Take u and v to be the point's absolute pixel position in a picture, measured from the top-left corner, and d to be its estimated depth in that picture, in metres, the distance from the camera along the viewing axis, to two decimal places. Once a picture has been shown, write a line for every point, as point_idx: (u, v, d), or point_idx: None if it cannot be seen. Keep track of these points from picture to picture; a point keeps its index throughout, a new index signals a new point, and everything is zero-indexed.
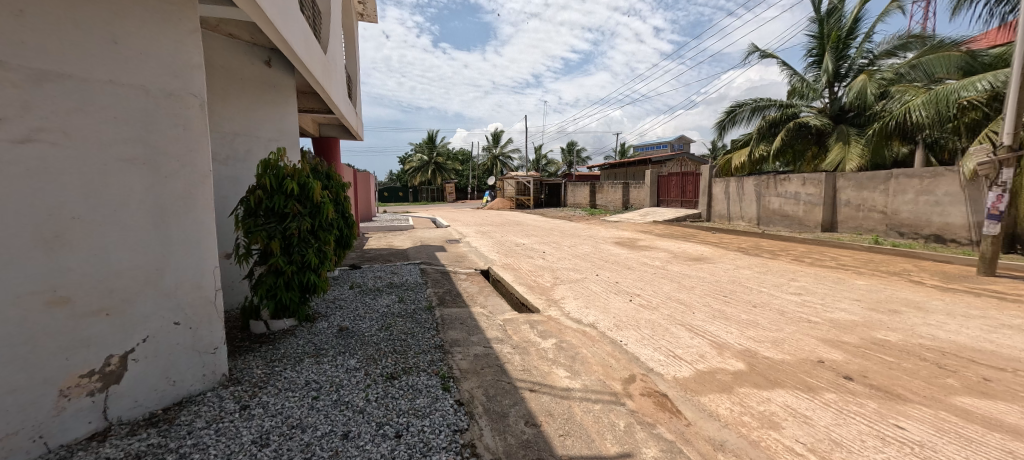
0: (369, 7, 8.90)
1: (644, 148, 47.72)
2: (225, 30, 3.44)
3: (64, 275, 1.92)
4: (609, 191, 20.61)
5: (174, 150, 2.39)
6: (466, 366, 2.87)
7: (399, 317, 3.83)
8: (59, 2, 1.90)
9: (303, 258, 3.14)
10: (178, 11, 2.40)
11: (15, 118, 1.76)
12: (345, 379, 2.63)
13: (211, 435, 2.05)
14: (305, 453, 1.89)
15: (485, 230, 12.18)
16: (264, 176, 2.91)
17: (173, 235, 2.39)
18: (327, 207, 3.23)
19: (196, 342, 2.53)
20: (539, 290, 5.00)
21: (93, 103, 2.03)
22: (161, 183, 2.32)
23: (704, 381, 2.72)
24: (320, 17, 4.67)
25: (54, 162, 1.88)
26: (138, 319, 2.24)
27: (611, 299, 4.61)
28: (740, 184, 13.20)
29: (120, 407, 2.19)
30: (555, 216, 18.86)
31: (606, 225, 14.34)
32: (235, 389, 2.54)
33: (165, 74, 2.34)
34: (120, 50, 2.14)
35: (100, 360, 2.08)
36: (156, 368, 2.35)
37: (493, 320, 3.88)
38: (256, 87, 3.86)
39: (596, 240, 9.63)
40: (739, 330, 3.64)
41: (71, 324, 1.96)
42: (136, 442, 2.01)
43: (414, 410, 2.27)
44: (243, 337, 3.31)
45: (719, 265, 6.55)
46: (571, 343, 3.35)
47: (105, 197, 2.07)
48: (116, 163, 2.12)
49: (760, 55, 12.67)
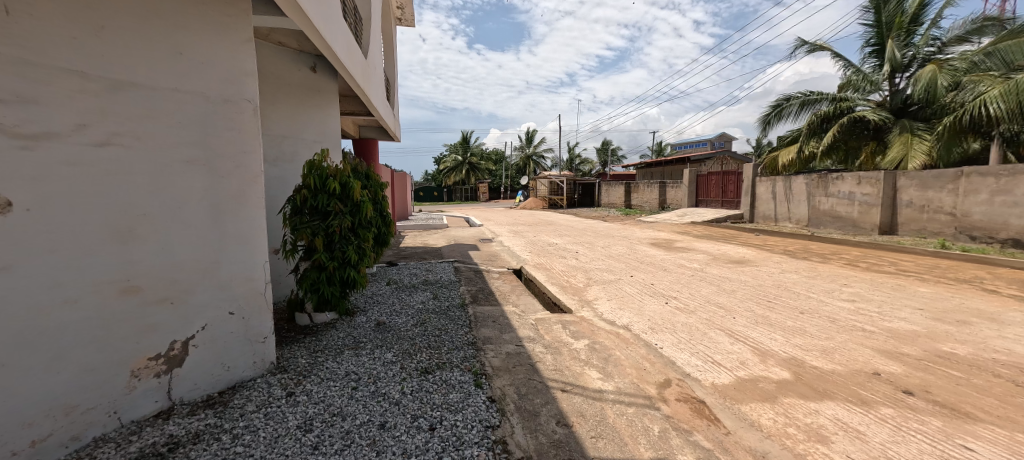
0: (407, 12, 9.17)
1: (683, 146, 46.05)
2: (274, 39, 3.64)
3: (135, 266, 2.12)
4: (644, 191, 20.11)
5: (229, 152, 2.56)
6: (498, 363, 2.90)
7: (433, 313, 3.93)
8: (131, 17, 2.10)
9: (343, 254, 3.27)
10: (234, 22, 2.56)
11: (95, 124, 1.96)
12: (382, 371, 2.74)
13: (261, 418, 2.20)
14: (345, 440, 1.98)
15: (517, 230, 12.23)
16: (309, 176, 3.09)
17: (229, 231, 2.57)
18: (366, 205, 3.34)
19: (248, 331, 2.71)
20: (572, 291, 4.95)
21: (160, 109, 2.22)
22: (218, 182, 2.51)
23: (744, 389, 2.60)
24: (361, 24, 4.84)
25: (126, 164, 2.08)
26: (197, 308, 2.43)
27: (645, 301, 4.49)
28: (787, 184, 12.46)
29: (182, 389, 2.39)
30: (588, 216, 18.62)
31: (641, 226, 14.00)
32: (282, 377, 2.69)
33: (221, 81, 2.51)
34: (183, 61, 2.32)
35: (164, 345, 2.27)
36: (213, 354, 2.54)
37: (525, 319, 3.88)
38: (303, 92, 4.07)
39: (630, 241, 9.40)
40: (784, 337, 3.44)
41: (140, 312, 2.16)
42: (195, 421, 2.19)
43: (447, 404, 2.32)
44: (289, 328, 3.50)
45: (763, 268, 6.22)
46: (604, 345, 3.29)
47: (169, 195, 2.26)
48: (179, 164, 2.30)
49: (810, 47, 11.87)
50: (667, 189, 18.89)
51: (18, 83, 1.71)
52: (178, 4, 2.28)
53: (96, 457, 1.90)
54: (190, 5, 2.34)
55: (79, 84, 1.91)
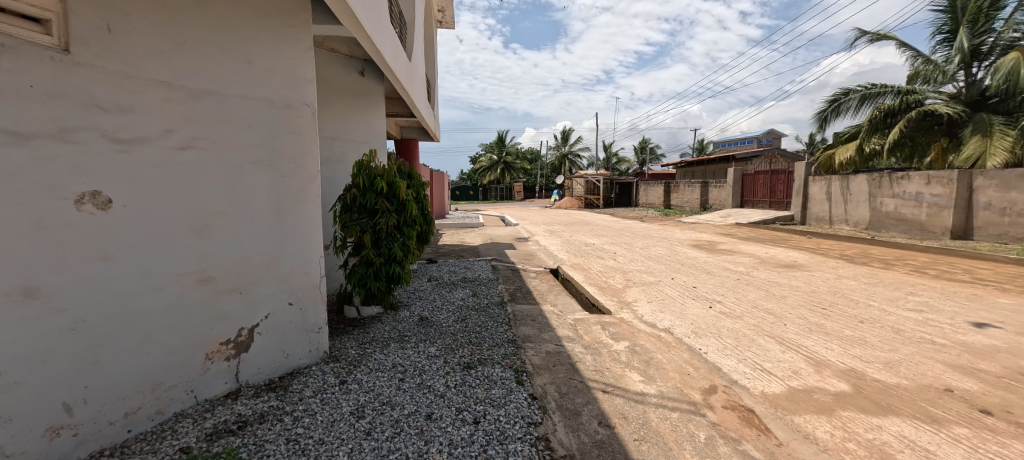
0: (448, 14, 9.34)
1: (726, 144, 44.04)
2: (327, 46, 3.85)
3: (210, 259, 2.32)
4: (684, 190, 19.45)
5: (291, 153, 2.74)
6: (539, 361, 2.93)
7: (473, 310, 4.01)
8: (208, 31, 2.29)
9: (389, 251, 3.41)
10: (295, 32, 2.73)
11: (178, 129, 2.17)
12: (427, 364, 2.84)
13: (318, 403, 2.35)
14: (395, 429, 2.08)
15: (554, 230, 12.19)
16: (358, 176, 3.25)
17: (290, 227, 2.76)
18: (411, 204, 3.45)
19: (304, 322, 2.89)
20: (611, 292, 4.89)
21: (232, 115, 2.41)
22: (280, 181, 2.69)
23: (797, 399, 2.48)
24: (405, 28, 4.99)
25: (203, 165, 2.28)
26: (261, 298, 2.62)
27: (687, 304, 4.36)
28: (843, 184, 11.64)
29: (247, 373, 2.58)
30: (625, 216, 18.27)
31: (681, 226, 13.56)
32: (335, 366, 2.85)
33: (285, 87, 2.68)
34: (251, 69, 2.51)
35: (233, 332, 2.48)
36: (275, 342, 2.73)
37: (563, 319, 3.88)
38: (350, 95, 4.25)
39: (671, 242, 9.13)
40: (842, 347, 3.24)
41: (214, 301, 2.36)
42: (260, 402, 2.37)
43: (490, 399, 2.38)
44: (339, 320, 3.70)
45: (816, 273, 5.86)
46: (645, 347, 3.24)
47: (239, 194, 2.46)
48: (247, 166, 2.50)
49: (871, 37, 11.03)
50: (709, 189, 18.17)
51: (116, 94, 1.93)
52: (247, 16, 2.47)
53: (177, 430, 2.10)
54: (259, 18, 2.53)
55: (165, 94, 2.12)
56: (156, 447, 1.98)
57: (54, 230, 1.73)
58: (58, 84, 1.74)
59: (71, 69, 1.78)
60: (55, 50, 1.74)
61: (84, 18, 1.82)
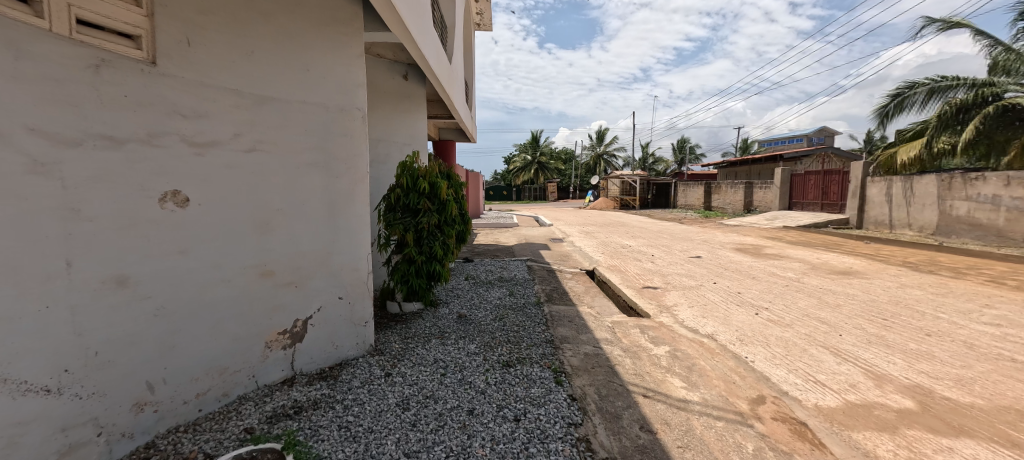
0: (486, 17, 9.44)
1: (772, 144, 41.82)
2: (373, 51, 4.01)
3: (270, 254, 2.50)
4: (726, 191, 18.65)
5: (343, 155, 2.88)
6: (577, 363, 2.92)
7: (511, 309, 4.06)
8: (272, 41, 2.45)
9: (430, 249, 3.51)
10: (347, 40, 2.88)
11: (245, 133, 2.35)
12: (467, 361, 2.90)
13: (366, 393, 2.46)
14: (439, 422, 2.15)
15: (589, 230, 12.03)
16: (402, 176, 3.37)
17: (341, 225, 2.91)
18: (451, 204, 3.54)
19: (353, 315, 3.03)
20: (649, 295, 4.79)
21: (292, 119, 2.58)
22: (333, 181, 2.84)
23: (856, 414, 2.33)
24: (447, 32, 5.10)
25: (266, 167, 2.45)
26: (314, 292, 2.77)
27: (731, 311, 4.19)
28: (908, 186, 10.77)
29: (301, 361, 2.75)
30: (662, 218, 17.79)
31: (723, 229, 13.02)
32: (380, 358, 2.98)
33: (338, 93, 2.83)
34: (309, 76, 2.67)
35: (289, 322, 2.64)
36: (326, 334, 2.88)
37: (601, 321, 3.84)
38: (394, 98, 4.39)
39: (712, 245, 8.79)
40: (906, 361, 3.01)
41: (273, 293, 2.53)
42: (313, 390, 2.51)
43: (530, 398, 2.40)
44: (382, 314, 3.85)
45: (875, 281, 5.46)
46: (686, 353, 3.15)
47: (296, 193, 2.62)
48: (304, 167, 2.65)
49: (941, 25, 10.13)
50: (753, 190, 17.32)
51: (194, 102, 2.12)
52: (305, 27, 2.63)
53: (241, 412, 2.28)
54: (316, 28, 2.69)
55: (235, 101, 2.29)
56: (224, 426, 2.16)
57: (141, 225, 1.92)
58: (147, 94, 1.94)
59: (156, 79, 1.97)
60: (143, 62, 1.92)
61: (168, 34, 2.01)
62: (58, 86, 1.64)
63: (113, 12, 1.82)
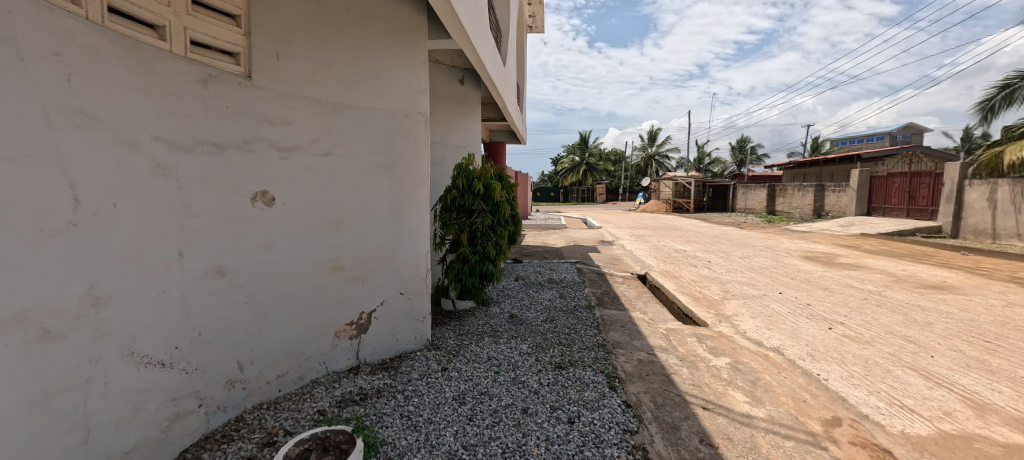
0: (538, 19, 9.48)
1: (846, 142, 38.07)
2: (433, 58, 4.20)
3: (341, 250, 2.69)
4: (792, 194, 17.29)
5: (407, 158, 3.04)
6: (631, 369, 2.87)
7: (561, 311, 4.06)
8: (346, 52, 2.65)
9: (484, 249, 3.60)
10: (412, 49, 3.03)
11: (323, 138, 2.55)
12: (520, 360, 2.95)
13: (425, 385, 2.59)
14: (494, 418, 2.22)
15: (640, 234, 11.69)
16: (458, 178, 3.48)
17: (403, 224, 3.06)
18: (505, 205, 3.60)
19: (412, 310, 3.19)
20: (706, 303, 4.58)
21: (363, 124, 2.76)
22: (397, 183, 3.00)
23: (952, 446, 2.09)
24: (501, 35, 5.19)
25: (339, 169, 2.65)
26: (378, 287, 2.95)
27: (800, 324, 3.90)
28: (1017, 190, 9.38)
29: (366, 351, 2.93)
30: (719, 222, 16.87)
31: (789, 235, 12.09)
32: (436, 353, 3.10)
33: (403, 99, 2.99)
34: (378, 83, 2.84)
35: (356, 314, 2.83)
36: (388, 327, 3.05)
37: (655, 328, 3.74)
38: (451, 102, 4.55)
39: (777, 253, 8.19)
40: (1015, 391, 2.64)
41: (343, 286, 2.73)
42: (376, 379, 2.68)
43: (584, 401, 2.40)
44: (437, 311, 4.01)
45: (977, 299, 4.81)
46: (750, 366, 2.98)
47: (364, 194, 2.81)
48: (371, 169, 2.83)
49: None
50: (824, 193, 15.92)
51: (281, 111, 2.34)
52: (375, 38, 2.81)
53: (314, 395, 2.48)
54: (385, 38, 2.87)
55: (315, 108, 2.50)
56: (300, 406, 2.36)
57: (236, 222, 2.16)
58: (244, 104, 2.17)
59: (251, 91, 2.19)
60: (241, 76, 2.15)
61: (261, 50, 2.24)
62: (176, 99, 1.89)
63: (218, 32, 2.05)
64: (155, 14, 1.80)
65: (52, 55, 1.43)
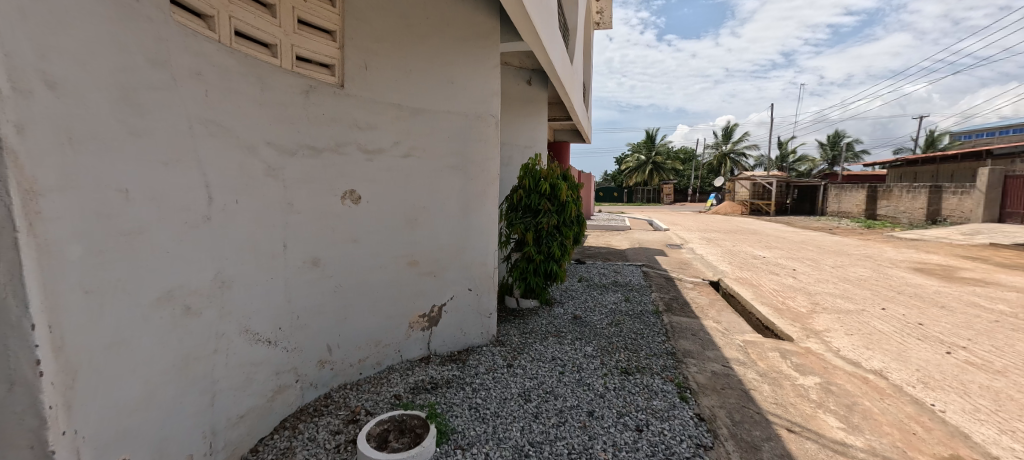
0: (606, 15, 9.27)
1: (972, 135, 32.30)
2: (502, 60, 4.30)
3: (416, 246, 2.87)
4: (898, 196, 15.10)
5: (479, 159, 3.15)
6: (704, 381, 2.71)
7: (627, 315, 3.94)
8: (425, 59, 2.80)
9: (549, 249, 3.61)
10: (485, 53, 3.13)
11: (403, 141, 2.73)
12: (584, 362, 2.92)
13: (491, 380, 2.67)
14: (560, 418, 2.23)
15: (712, 237, 10.96)
16: (525, 178, 3.53)
17: (473, 223, 3.18)
18: (571, 205, 3.58)
19: (480, 306, 3.30)
20: (791, 315, 4.18)
21: (438, 127, 2.91)
22: (468, 183, 3.12)
23: None
24: (569, 33, 5.15)
25: (417, 169, 2.82)
26: (449, 282, 3.10)
27: (908, 345, 3.41)
28: None
29: (436, 343, 3.09)
30: (805, 226, 15.24)
31: (894, 242, 10.57)
32: (502, 349, 3.18)
33: (476, 102, 3.10)
34: (453, 87, 2.97)
35: (428, 307, 3.00)
36: (456, 321, 3.19)
37: (731, 338, 3.50)
38: (518, 103, 4.61)
39: (879, 263, 7.20)
40: None
41: (417, 280, 2.91)
42: (446, 370, 2.81)
43: (652, 410, 2.33)
44: (501, 308, 4.11)
45: None
46: (845, 389, 2.67)
47: (438, 193, 2.96)
48: (445, 170, 2.98)
49: None
50: (939, 195, 13.69)
51: (368, 116, 2.55)
52: (452, 43, 2.94)
53: (391, 380, 2.67)
54: (460, 44, 2.99)
55: (396, 113, 2.68)
56: (379, 389, 2.56)
57: (330, 218, 2.40)
58: (338, 112, 2.40)
59: (343, 99, 2.41)
60: (334, 86, 2.37)
61: (352, 61, 2.44)
62: (285, 109, 2.13)
63: (318, 48, 2.27)
64: (268, 34, 2.04)
65: (195, 75, 1.68)
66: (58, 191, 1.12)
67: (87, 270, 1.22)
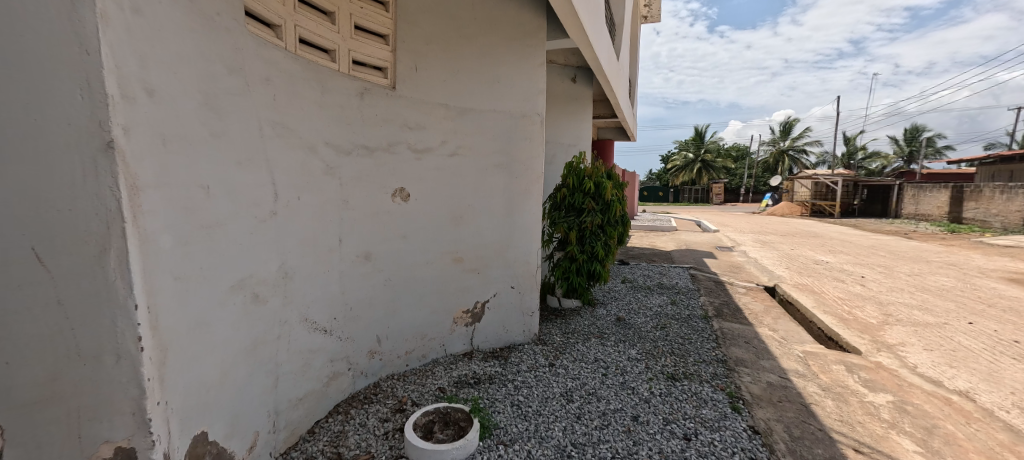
0: (655, 7, 8.96)
1: None
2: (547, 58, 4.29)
3: (461, 243, 2.93)
4: (989, 198, 13.40)
5: (523, 158, 3.16)
6: (758, 392, 2.56)
7: (674, 319, 3.80)
8: (472, 59, 2.85)
9: (592, 248, 3.56)
10: (531, 51, 3.13)
11: (450, 140, 2.80)
12: (628, 366, 2.85)
13: (533, 378, 2.67)
14: (603, 421, 2.19)
15: (766, 240, 10.30)
16: (569, 176, 3.50)
17: (516, 221, 3.19)
18: (616, 205, 3.51)
19: (522, 304, 3.31)
20: (859, 326, 3.84)
21: (484, 126, 2.96)
22: (513, 181, 3.14)
23: None
24: (616, 28, 5.03)
25: (463, 168, 2.88)
26: (492, 279, 3.13)
27: (1002, 365, 3.02)
28: None
29: (478, 339, 3.14)
30: (875, 230, 13.90)
31: (984, 250, 9.38)
32: (543, 348, 3.18)
33: (521, 100, 3.11)
34: (498, 86, 3.00)
35: (472, 303, 3.05)
36: (498, 318, 3.22)
37: (788, 348, 3.27)
38: (563, 101, 4.58)
39: (966, 272, 6.42)
40: None
41: (462, 276, 2.97)
42: (488, 366, 2.85)
43: (701, 419, 2.22)
44: (543, 307, 4.10)
45: None
46: (924, 410, 2.41)
47: (483, 192, 3.00)
48: (490, 168, 3.01)
49: None
50: None
51: (418, 117, 2.63)
52: (498, 42, 2.97)
53: (435, 373, 2.75)
54: (507, 43, 3.01)
55: (444, 113, 2.75)
56: (424, 382, 2.64)
57: (381, 214, 2.50)
58: (390, 113, 2.50)
59: (395, 101, 2.51)
60: (387, 88, 2.47)
61: (404, 64, 2.53)
62: (342, 111, 2.25)
63: (373, 51, 2.38)
64: (328, 40, 2.16)
65: (265, 81, 1.82)
66: (155, 186, 1.25)
67: (176, 258, 1.36)
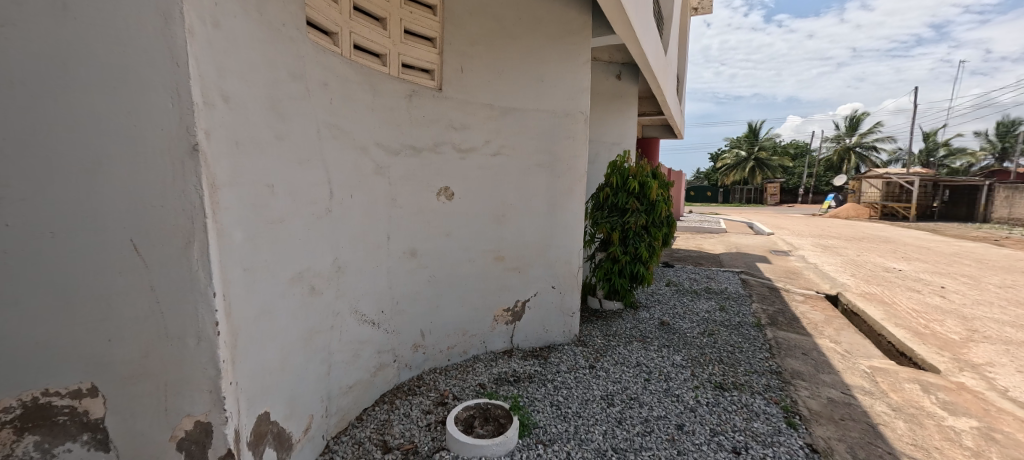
0: None
1: None
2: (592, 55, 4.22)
3: (502, 242, 2.96)
4: None
5: (566, 157, 3.13)
6: (818, 408, 2.38)
7: (722, 326, 3.62)
8: (516, 59, 2.86)
9: (635, 250, 3.47)
10: (576, 49, 3.09)
11: (493, 139, 2.83)
12: (672, 372, 2.75)
13: (573, 379, 2.65)
14: (646, 428, 2.13)
15: (827, 244, 9.53)
16: (612, 176, 3.43)
17: (558, 220, 3.17)
18: (661, 205, 3.39)
19: (563, 305, 3.29)
20: (937, 342, 3.46)
21: (527, 125, 2.96)
22: (555, 181, 3.12)
23: None
24: (664, 23, 4.85)
25: (505, 167, 2.90)
26: (533, 278, 3.14)
27: None
28: None
29: (518, 337, 3.16)
30: (958, 235, 12.45)
31: None
32: (583, 350, 3.14)
33: (565, 99, 3.08)
34: (542, 85, 2.99)
35: (513, 302, 3.08)
36: (538, 317, 3.22)
37: (852, 362, 3.02)
38: (607, 98, 4.49)
39: None
40: None
41: (503, 274, 2.99)
42: (527, 365, 2.86)
43: (752, 432, 2.10)
44: (583, 308, 4.06)
45: None
46: (1017, 440, 2.14)
47: (525, 191, 3.01)
48: (532, 168, 3.01)
49: None
50: None
51: (463, 117, 2.68)
52: (542, 41, 2.96)
53: (476, 369, 2.80)
54: (551, 42, 2.99)
55: (488, 113, 2.78)
56: (465, 377, 2.70)
57: (426, 213, 2.58)
58: (437, 114, 2.57)
59: (441, 102, 2.57)
60: (434, 89, 2.54)
61: (450, 66, 2.59)
62: (392, 113, 2.34)
63: (421, 54, 2.46)
64: (380, 45, 2.25)
65: (323, 85, 1.93)
66: (229, 185, 1.36)
67: (246, 251, 1.47)
